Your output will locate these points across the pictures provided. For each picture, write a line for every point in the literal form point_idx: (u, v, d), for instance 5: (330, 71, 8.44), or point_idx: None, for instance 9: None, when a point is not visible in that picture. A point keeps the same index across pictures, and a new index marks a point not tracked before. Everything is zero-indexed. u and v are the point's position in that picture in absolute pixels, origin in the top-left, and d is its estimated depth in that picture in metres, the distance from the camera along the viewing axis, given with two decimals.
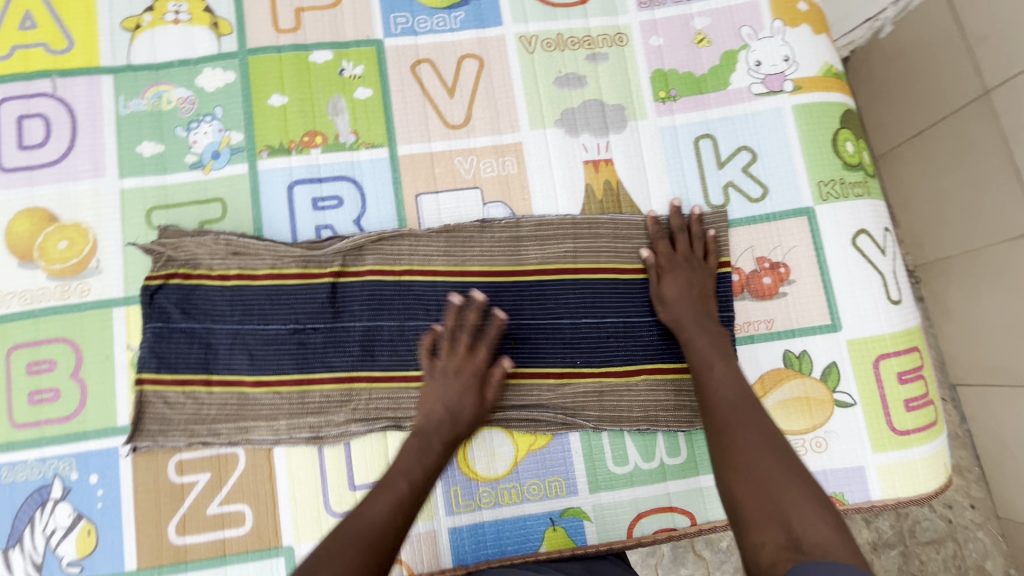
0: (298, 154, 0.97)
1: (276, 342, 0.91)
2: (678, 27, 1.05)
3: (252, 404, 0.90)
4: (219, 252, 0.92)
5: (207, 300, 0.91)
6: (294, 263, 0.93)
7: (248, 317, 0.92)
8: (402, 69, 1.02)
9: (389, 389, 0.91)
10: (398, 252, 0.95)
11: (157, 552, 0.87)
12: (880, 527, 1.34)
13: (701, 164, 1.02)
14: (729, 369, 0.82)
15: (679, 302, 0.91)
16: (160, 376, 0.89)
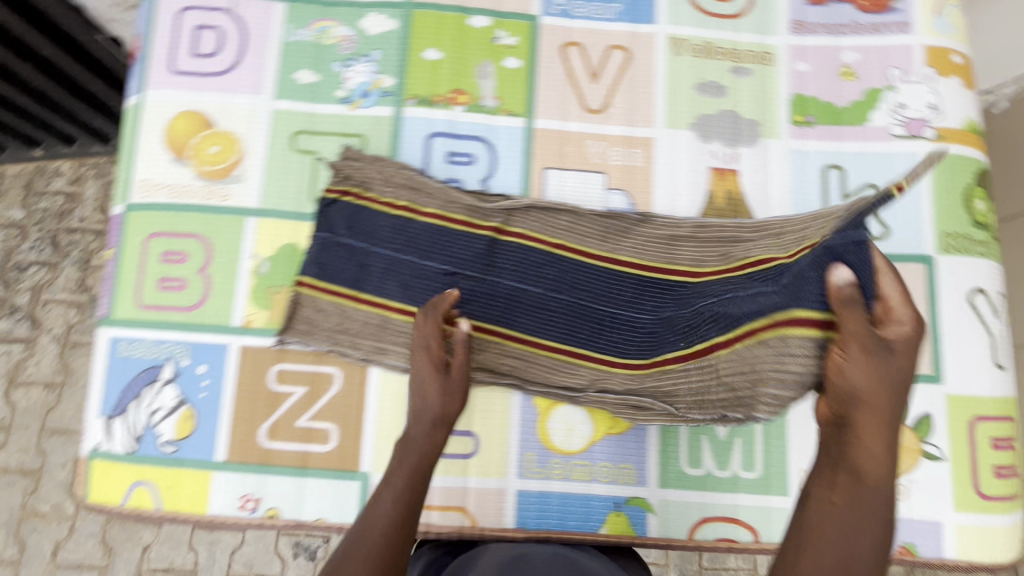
0: (441, 108, 1.01)
1: (427, 278, 0.96)
2: (827, 56, 1.06)
3: (392, 329, 0.95)
4: (393, 182, 0.98)
5: (372, 223, 0.97)
6: (458, 212, 0.98)
7: (406, 248, 0.97)
8: (552, 47, 1.05)
9: (513, 349, 0.96)
10: (553, 223, 0.99)
11: (246, 450, 0.92)
12: None
13: (826, 194, 1.02)
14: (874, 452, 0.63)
15: (905, 368, 0.66)
16: (316, 282, 0.95)
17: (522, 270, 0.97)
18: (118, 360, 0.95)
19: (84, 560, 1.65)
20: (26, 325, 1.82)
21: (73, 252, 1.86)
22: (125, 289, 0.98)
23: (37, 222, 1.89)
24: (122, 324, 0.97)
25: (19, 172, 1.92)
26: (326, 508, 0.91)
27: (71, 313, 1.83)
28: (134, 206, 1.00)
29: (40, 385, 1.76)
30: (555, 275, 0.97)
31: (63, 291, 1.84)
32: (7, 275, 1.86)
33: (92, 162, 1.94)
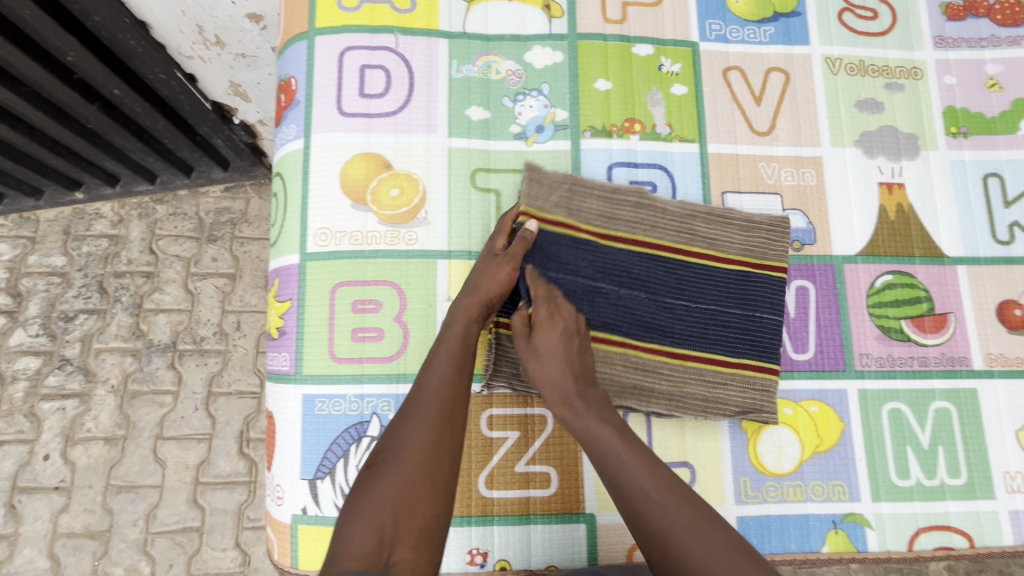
0: (618, 138, 1.01)
1: (621, 305, 0.93)
2: (971, 69, 1.10)
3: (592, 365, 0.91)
4: (567, 202, 0.93)
5: (556, 249, 0.91)
6: (641, 232, 0.95)
7: (599, 277, 0.92)
8: (714, 72, 1.06)
9: (711, 372, 0.94)
10: (730, 234, 0.97)
11: (466, 502, 0.89)
12: None
13: (988, 202, 1.06)
14: (625, 449, 0.76)
15: (557, 355, 0.83)
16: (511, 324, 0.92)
17: (711, 288, 0.96)
18: (315, 420, 0.91)
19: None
20: (80, 377, 1.67)
21: (125, 296, 1.73)
22: (312, 344, 0.94)
23: (79, 266, 1.76)
24: (313, 380, 0.92)
25: (55, 216, 1.79)
26: (556, 554, 0.89)
27: (127, 359, 1.69)
28: (313, 256, 0.96)
29: (103, 442, 1.62)
30: (740, 291, 0.96)
31: (116, 339, 1.70)
32: (54, 325, 1.72)
33: (135, 200, 1.82)
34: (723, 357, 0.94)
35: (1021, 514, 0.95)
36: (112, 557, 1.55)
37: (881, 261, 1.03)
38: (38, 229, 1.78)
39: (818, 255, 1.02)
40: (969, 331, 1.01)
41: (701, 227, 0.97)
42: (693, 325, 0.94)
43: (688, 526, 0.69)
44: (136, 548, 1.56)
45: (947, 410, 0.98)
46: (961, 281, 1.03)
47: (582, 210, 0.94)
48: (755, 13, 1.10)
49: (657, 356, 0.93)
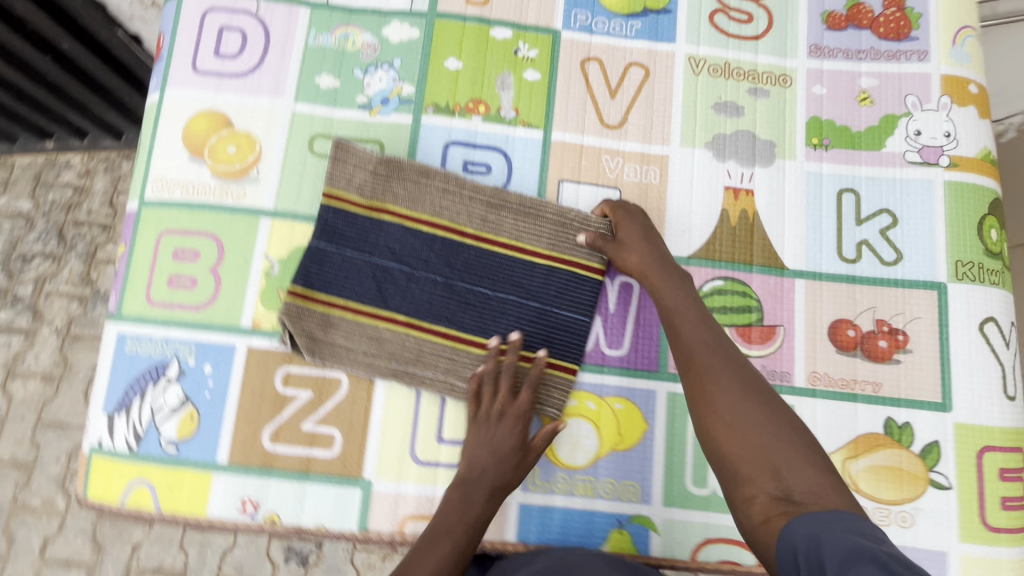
0: (459, 118, 1.02)
1: (416, 284, 0.96)
2: (844, 81, 1.06)
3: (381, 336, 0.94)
4: (374, 181, 0.97)
5: (353, 225, 0.96)
6: (444, 217, 0.97)
7: (396, 258, 0.96)
8: (572, 61, 1.06)
9: (495, 360, 0.95)
10: (538, 227, 0.99)
11: (248, 452, 0.91)
12: None
13: (840, 218, 1.02)
14: (701, 316, 0.85)
15: (637, 243, 0.94)
16: (309, 292, 0.93)
17: (506, 279, 0.97)
18: (124, 358, 0.94)
19: (73, 559, 1.56)
20: (26, 316, 1.70)
21: (80, 244, 1.75)
22: (134, 285, 0.97)
23: (43, 211, 1.78)
24: (129, 320, 0.95)
25: (29, 162, 1.80)
26: (326, 515, 0.90)
27: (73, 305, 1.71)
28: (147, 202, 0.99)
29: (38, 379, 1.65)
30: (533, 285, 0.97)
31: (66, 284, 1.72)
32: (10, 265, 1.73)
33: (102, 154, 1.80)
34: (509, 346, 0.96)
35: None
36: (31, 488, 1.60)
37: (715, 266, 1.00)
38: (11, 173, 1.79)
39: None
40: (796, 347, 0.99)
41: (503, 219, 0.98)
42: (484, 312, 0.96)
43: (729, 377, 0.77)
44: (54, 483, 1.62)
45: None
46: (798, 296, 1.00)
47: (389, 195, 0.97)
48: (625, 6, 1.08)
49: (444, 338, 0.95)
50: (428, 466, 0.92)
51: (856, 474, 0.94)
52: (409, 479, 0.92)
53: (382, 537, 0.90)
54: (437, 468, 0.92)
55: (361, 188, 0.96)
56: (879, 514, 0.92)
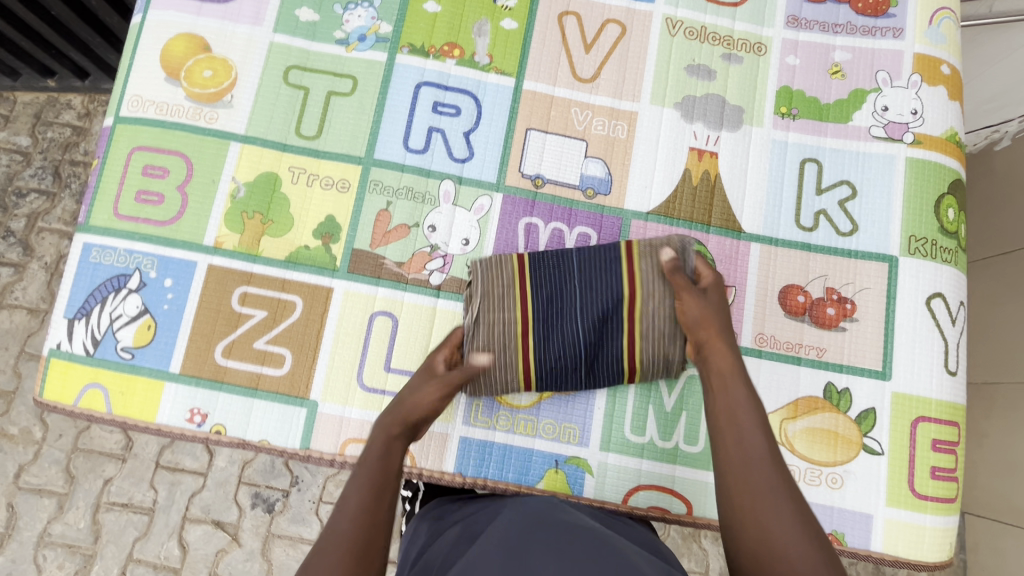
0: (433, 60, 1.04)
1: (567, 307, 0.93)
2: (818, 53, 1.07)
3: (341, 261, 0.97)
4: (663, 269, 0.93)
5: (608, 281, 0.94)
6: (641, 294, 0.93)
7: (568, 297, 0.94)
8: (549, 14, 1.07)
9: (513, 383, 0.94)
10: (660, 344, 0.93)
11: (200, 364, 0.94)
12: None
13: (800, 186, 1.03)
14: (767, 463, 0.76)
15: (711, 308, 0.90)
16: (393, 139, 1.01)
17: (593, 293, 0.93)
18: (88, 266, 0.96)
19: (45, 488, 1.51)
20: (18, 250, 1.62)
21: (77, 184, 1.67)
22: (102, 198, 0.99)
23: (42, 148, 1.69)
24: (96, 231, 0.97)
25: (31, 99, 1.71)
26: (270, 430, 0.93)
27: (65, 242, 1.65)
28: (122, 119, 1.01)
29: (26, 311, 1.59)
30: (597, 308, 0.93)
31: (59, 222, 1.65)
32: (4, 199, 1.65)
33: (105, 98, 1.73)
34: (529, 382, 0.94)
35: None
36: (9, 416, 1.54)
37: (672, 223, 1.02)
38: (12, 108, 1.70)
39: (609, 207, 1.02)
40: (745, 307, 1.00)
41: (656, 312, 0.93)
42: (550, 303, 0.94)
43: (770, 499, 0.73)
44: (34, 412, 1.56)
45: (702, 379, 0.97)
46: (752, 259, 1.01)
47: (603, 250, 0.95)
48: None
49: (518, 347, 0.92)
50: (373, 392, 0.94)
51: (792, 435, 0.95)
52: (354, 403, 0.94)
53: (322, 455, 0.93)
54: (382, 395, 0.94)
55: (560, 205, 1.01)
56: (810, 475, 0.94)
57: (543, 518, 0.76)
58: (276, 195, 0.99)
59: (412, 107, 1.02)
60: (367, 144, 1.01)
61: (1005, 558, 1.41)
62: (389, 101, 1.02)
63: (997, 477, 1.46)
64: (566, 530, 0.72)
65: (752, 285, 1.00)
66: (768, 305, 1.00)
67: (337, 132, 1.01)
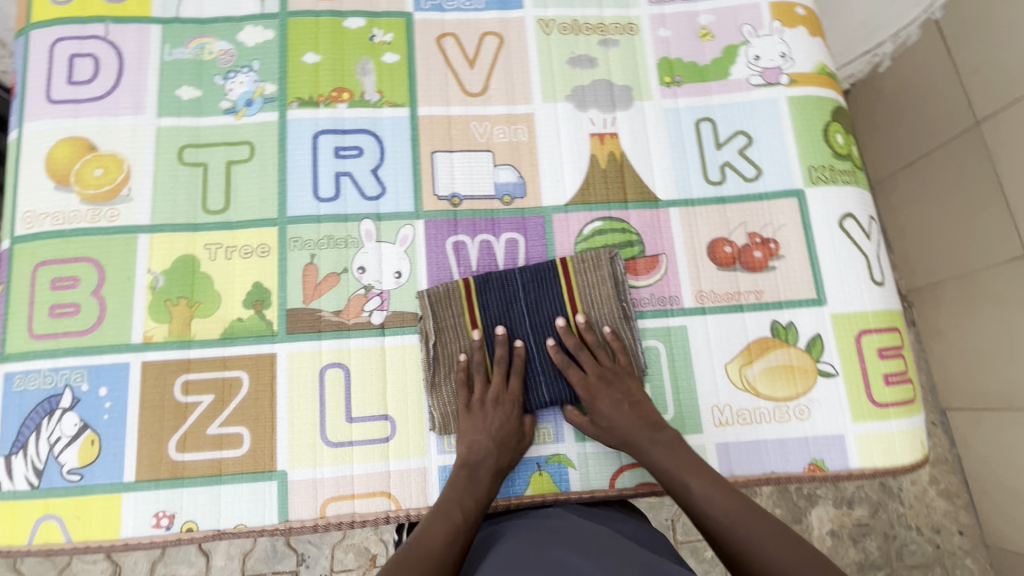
0: (325, 107, 1.05)
1: (518, 322, 0.97)
2: (684, 21, 1.14)
3: (279, 324, 0.96)
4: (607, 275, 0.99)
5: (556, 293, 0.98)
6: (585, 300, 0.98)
7: (522, 312, 0.97)
8: (427, 40, 1.09)
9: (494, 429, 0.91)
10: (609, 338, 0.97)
11: (156, 465, 0.90)
12: (867, 548, 1.50)
13: (701, 145, 1.08)
14: (671, 453, 0.87)
15: (602, 361, 0.95)
16: (303, 192, 1.01)
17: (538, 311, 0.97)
18: (14, 396, 0.91)
19: None
20: None
21: None
22: (14, 323, 0.94)
23: None
24: (14, 358, 0.93)
25: None
26: (244, 513, 0.90)
27: None
28: (19, 238, 0.97)
29: None
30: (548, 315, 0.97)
31: None
32: None
33: None
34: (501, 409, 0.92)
35: (730, 446, 0.96)
36: None
37: (592, 208, 1.05)
38: None
39: (529, 208, 1.04)
40: (680, 271, 1.03)
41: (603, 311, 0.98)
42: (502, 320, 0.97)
43: (700, 485, 0.82)
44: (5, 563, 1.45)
45: (656, 348, 1.00)
46: (674, 223, 1.05)
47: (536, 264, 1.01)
48: None
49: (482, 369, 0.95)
50: (341, 446, 0.92)
51: (752, 379, 0.98)
52: (323, 462, 0.92)
53: (303, 523, 0.90)
54: (351, 447, 0.93)
55: (482, 217, 1.03)
56: (779, 412, 0.97)
57: (523, 536, 0.76)
58: (197, 276, 0.97)
59: (315, 158, 1.02)
60: (278, 204, 1.00)
61: (986, 441, 1.48)
62: (289, 157, 1.02)
63: (961, 370, 1.52)
64: (544, 544, 0.72)
65: (681, 249, 1.04)
66: (700, 263, 1.03)
67: (245, 200, 1.00)
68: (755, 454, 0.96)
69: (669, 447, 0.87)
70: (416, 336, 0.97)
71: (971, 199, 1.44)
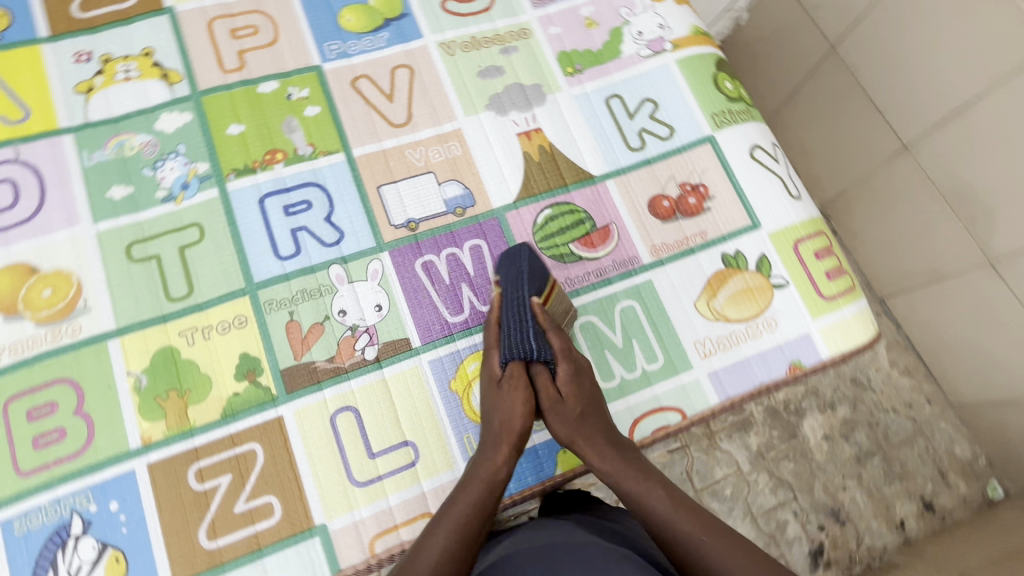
0: (262, 172, 1.07)
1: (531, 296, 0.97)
2: (570, 16, 1.25)
3: (278, 387, 0.97)
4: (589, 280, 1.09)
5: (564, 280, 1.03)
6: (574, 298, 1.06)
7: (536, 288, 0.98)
8: (342, 86, 1.15)
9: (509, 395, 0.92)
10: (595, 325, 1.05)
11: (191, 561, 0.88)
12: (858, 441, 1.48)
13: (616, 119, 1.19)
14: (623, 470, 0.85)
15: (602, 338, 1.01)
16: (265, 256, 1.03)
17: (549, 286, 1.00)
18: (16, 541, 0.87)
19: None
20: None
21: None
22: None
23: None
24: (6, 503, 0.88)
25: None
26: None
27: None
28: None
29: None
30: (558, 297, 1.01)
31: None
32: None
33: None
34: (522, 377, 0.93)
35: (720, 373, 1.06)
36: None
37: (538, 199, 1.13)
38: None
39: (482, 213, 1.11)
40: (631, 233, 1.12)
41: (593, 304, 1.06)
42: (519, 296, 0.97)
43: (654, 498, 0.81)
44: None
45: (632, 306, 1.08)
46: (613, 193, 1.15)
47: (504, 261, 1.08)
48: (368, 25, 1.20)
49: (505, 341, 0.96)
50: (371, 483, 0.94)
51: (721, 309, 1.09)
52: (359, 504, 0.93)
53: (356, 568, 0.90)
54: (381, 481, 0.94)
55: (443, 234, 1.08)
56: (751, 330, 1.08)
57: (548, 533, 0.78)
58: (180, 365, 0.96)
59: (267, 221, 1.05)
60: (243, 273, 1.01)
61: None
62: (241, 227, 1.04)
63: (885, 263, 1.65)
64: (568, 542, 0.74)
65: (627, 214, 1.13)
66: (646, 221, 1.13)
67: (208, 278, 1.01)
68: (743, 372, 1.06)
69: (626, 460, 0.87)
70: (413, 359, 1.01)
71: (845, 112, 1.61)
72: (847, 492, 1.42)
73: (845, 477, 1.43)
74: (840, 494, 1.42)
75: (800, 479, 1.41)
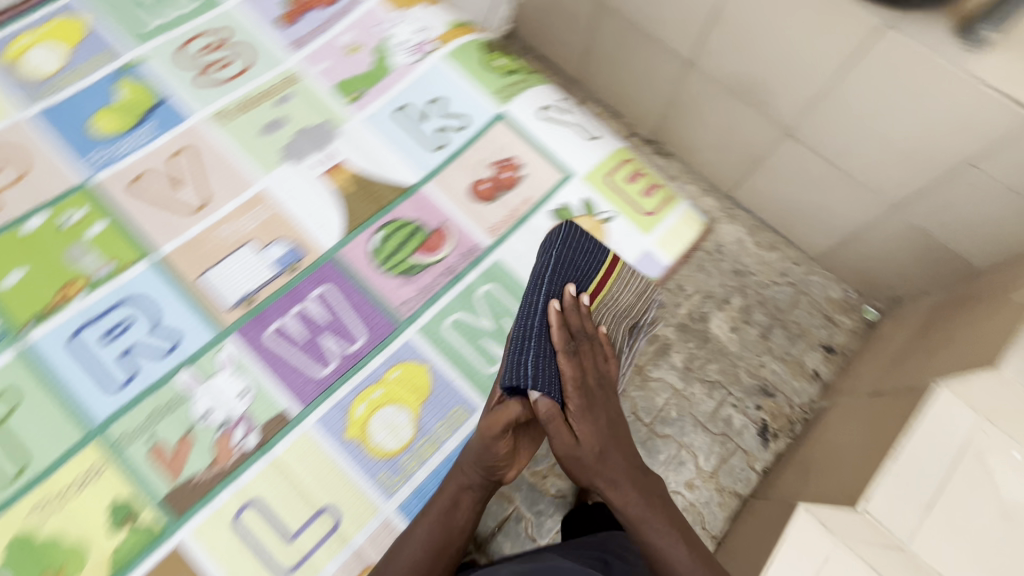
0: (61, 311, 0.99)
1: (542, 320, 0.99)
2: (331, 48, 1.26)
3: (163, 518, 0.89)
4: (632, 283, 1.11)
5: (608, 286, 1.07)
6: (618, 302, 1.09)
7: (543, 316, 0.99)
8: (120, 193, 1.08)
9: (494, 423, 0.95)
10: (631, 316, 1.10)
11: None
12: (756, 319, 1.53)
13: (411, 128, 1.22)
14: (631, 499, 0.94)
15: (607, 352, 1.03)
16: (97, 393, 0.94)
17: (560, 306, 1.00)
18: None
19: None
20: None
21: None
22: None
23: None
24: None
25: None
26: None
27: None
28: None
29: None
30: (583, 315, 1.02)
31: None
32: None
33: None
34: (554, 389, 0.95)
35: None
36: None
37: (366, 227, 1.13)
38: None
39: (316, 261, 1.09)
40: (464, 224, 1.16)
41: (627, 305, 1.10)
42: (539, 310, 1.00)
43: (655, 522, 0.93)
44: None
45: (490, 289, 1.12)
46: (434, 194, 1.18)
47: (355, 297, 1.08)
48: (125, 123, 1.14)
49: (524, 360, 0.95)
50: (301, 565, 0.90)
51: None
52: None
53: None
54: (310, 558, 0.91)
55: (283, 295, 1.06)
56: None
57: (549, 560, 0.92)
58: (41, 547, 0.86)
59: (86, 357, 0.96)
60: (79, 421, 0.93)
61: None
62: (59, 375, 0.95)
63: (716, 165, 1.61)
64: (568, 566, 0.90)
65: (455, 208, 1.17)
66: (475, 208, 1.18)
67: (40, 443, 0.91)
68: None
69: (643, 500, 0.95)
70: (298, 428, 0.97)
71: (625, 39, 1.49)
72: (765, 367, 1.48)
73: (760, 355, 1.49)
74: (760, 371, 1.47)
75: (725, 374, 1.46)
